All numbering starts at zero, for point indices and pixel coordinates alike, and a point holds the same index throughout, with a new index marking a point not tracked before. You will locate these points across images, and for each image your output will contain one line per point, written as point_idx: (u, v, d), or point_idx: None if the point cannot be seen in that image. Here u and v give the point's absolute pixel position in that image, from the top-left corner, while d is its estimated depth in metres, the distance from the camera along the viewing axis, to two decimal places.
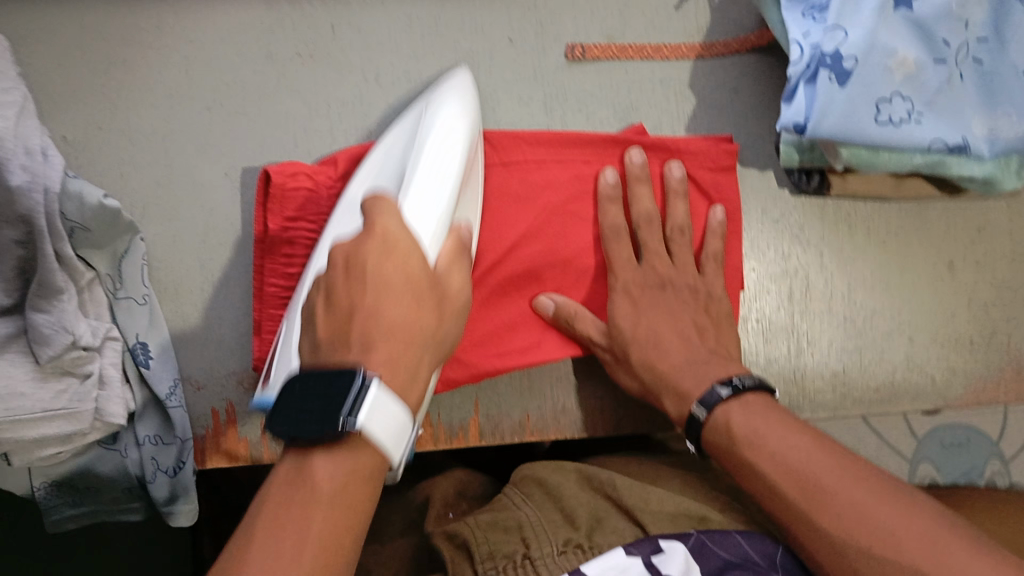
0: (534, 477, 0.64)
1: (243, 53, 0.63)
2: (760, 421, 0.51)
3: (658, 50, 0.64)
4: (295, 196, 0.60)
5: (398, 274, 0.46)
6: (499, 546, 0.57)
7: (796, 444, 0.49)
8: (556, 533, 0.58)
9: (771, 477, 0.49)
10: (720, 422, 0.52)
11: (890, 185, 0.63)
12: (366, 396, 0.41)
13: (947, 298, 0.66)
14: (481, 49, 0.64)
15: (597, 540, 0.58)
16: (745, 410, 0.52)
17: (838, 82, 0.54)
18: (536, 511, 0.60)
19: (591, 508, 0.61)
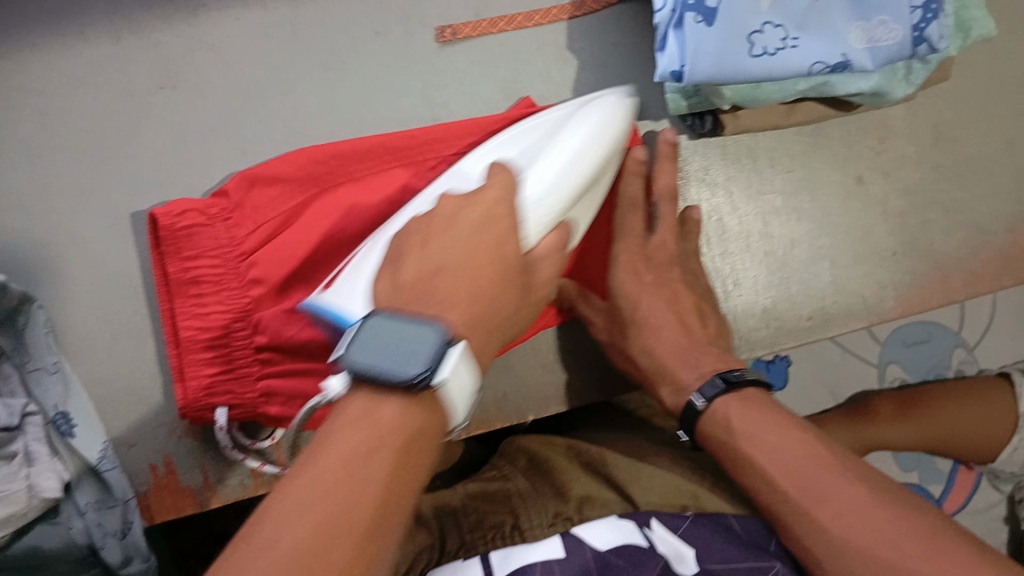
0: (524, 450, 0.67)
1: (103, 96, 0.60)
2: (754, 419, 0.53)
3: (530, 17, 0.63)
4: (188, 234, 0.57)
5: (490, 250, 0.47)
6: (487, 516, 0.58)
7: (794, 447, 0.51)
8: (544, 507, 0.58)
9: (772, 474, 0.51)
10: (719, 415, 0.54)
11: (783, 113, 0.62)
12: (446, 355, 0.40)
13: (861, 214, 0.67)
14: (349, 47, 0.62)
15: (583, 514, 0.58)
16: (743, 406, 0.54)
17: (705, 23, 0.53)
18: (530, 484, 0.62)
19: (582, 487, 0.60)
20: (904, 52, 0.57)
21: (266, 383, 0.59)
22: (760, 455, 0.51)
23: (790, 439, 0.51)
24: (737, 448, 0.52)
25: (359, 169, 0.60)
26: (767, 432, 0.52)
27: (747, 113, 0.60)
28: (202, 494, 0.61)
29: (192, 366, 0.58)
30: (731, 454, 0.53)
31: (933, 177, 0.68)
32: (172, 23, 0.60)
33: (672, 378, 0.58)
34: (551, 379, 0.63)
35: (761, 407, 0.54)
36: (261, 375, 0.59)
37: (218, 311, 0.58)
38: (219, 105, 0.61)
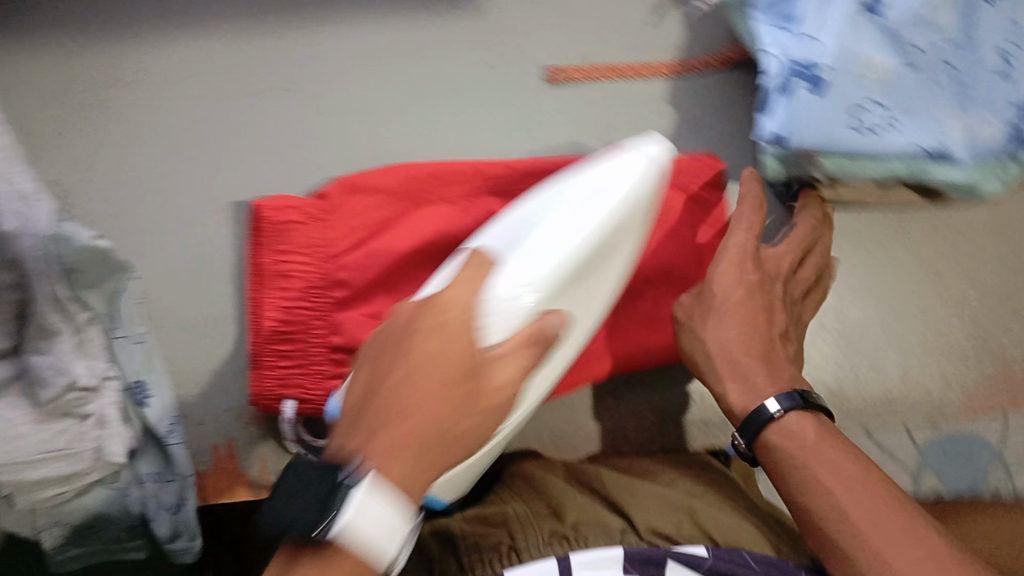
0: (524, 472, 0.62)
1: (225, 91, 0.63)
2: (812, 442, 0.47)
3: (637, 70, 0.64)
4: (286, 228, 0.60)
5: (448, 351, 0.42)
6: (483, 537, 0.54)
7: (834, 453, 0.47)
8: (542, 525, 0.54)
9: (803, 484, 0.46)
10: (794, 427, 0.48)
11: (876, 194, 0.63)
12: (348, 499, 0.37)
13: (938, 307, 0.67)
14: (460, 76, 0.64)
15: (582, 532, 0.54)
16: (804, 422, 0.48)
17: (813, 91, 0.56)
18: (523, 505, 0.57)
19: (578, 502, 0.57)
20: (998, 147, 0.59)
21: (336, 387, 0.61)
22: (806, 468, 0.46)
23: (825, 447, 0.47)
24: (797, 459, 0.47)
25: (456, 194, 0.62)
26: (811, 438, 0.47)
27: (846, 189, 0.62)
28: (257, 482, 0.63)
29: (270, 359, 0.60)
30: (779, 470, 0.48)
31: (1011, 281, 0.68)
32: (299, 33, 0.64)
33: (741, 377, 0.50)
34: (602, 420, 0.67)
35: (817, 426, 0.48)
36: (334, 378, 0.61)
37: (300, 307, 0.60)
38: (329, 113, 0.64)
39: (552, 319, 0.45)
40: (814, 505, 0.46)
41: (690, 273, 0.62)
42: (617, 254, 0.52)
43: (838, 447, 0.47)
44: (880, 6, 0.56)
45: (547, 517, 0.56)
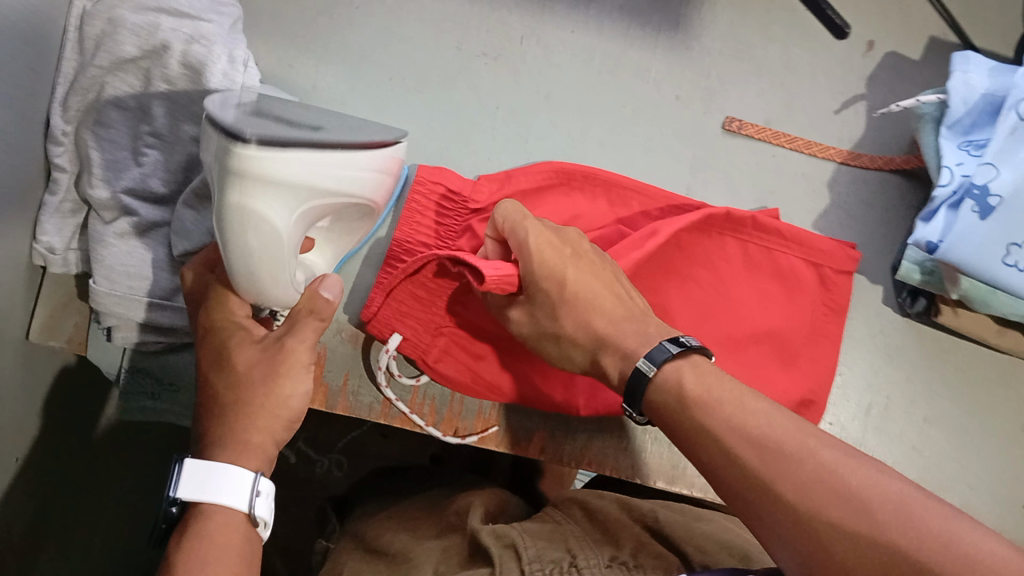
0: (578, 501, 0.66)
1: (436, 36, 0.66)
2: (728, 387, 0.46)
3: (809, 146, 0.68)
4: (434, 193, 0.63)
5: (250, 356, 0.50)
6: (544, 551, 0.57)
7: (826, 458, 0.40)
8: (600, 549, 0.58)
9: (799, 490, 0.40)
10: (671, 381, 0.47)
11: (992, 331, 0.64)
12: (180, 473, 0.45)
13: (1016, 461, 0.68)
14: (649, 98, 0.68)
15: (637, 561, 0.57)
16: (696, 372, 0.47)
17: (978, 215, 0.57)
18: (581, 531, 0.61)
19: (634, 536, 0.61)
20: None
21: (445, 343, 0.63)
22: (772, 470, 0.41)
23: (805, 437, 0.42)
24: (761, 476, 0.41)
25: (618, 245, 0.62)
26: (757, 429, 0.43)
27: (966, 314, 0.63)
28: (334, 397, 0.63)
29: (396, 294, 0.61)
30: (744, 483, 0.42)
31: None
32: (516, 12, 0.67)
33: (619, 343, 0.51)
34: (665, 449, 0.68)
35: (717, 377, 0.47)
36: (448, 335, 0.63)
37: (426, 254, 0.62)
38: (524, 94, 0.67)
39: (324, 289, 0.50)
40: (837, 554, 0.37)
41: (795, 342, 0.65)
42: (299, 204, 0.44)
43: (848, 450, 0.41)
44: None
45: (603, 544, 0.60)
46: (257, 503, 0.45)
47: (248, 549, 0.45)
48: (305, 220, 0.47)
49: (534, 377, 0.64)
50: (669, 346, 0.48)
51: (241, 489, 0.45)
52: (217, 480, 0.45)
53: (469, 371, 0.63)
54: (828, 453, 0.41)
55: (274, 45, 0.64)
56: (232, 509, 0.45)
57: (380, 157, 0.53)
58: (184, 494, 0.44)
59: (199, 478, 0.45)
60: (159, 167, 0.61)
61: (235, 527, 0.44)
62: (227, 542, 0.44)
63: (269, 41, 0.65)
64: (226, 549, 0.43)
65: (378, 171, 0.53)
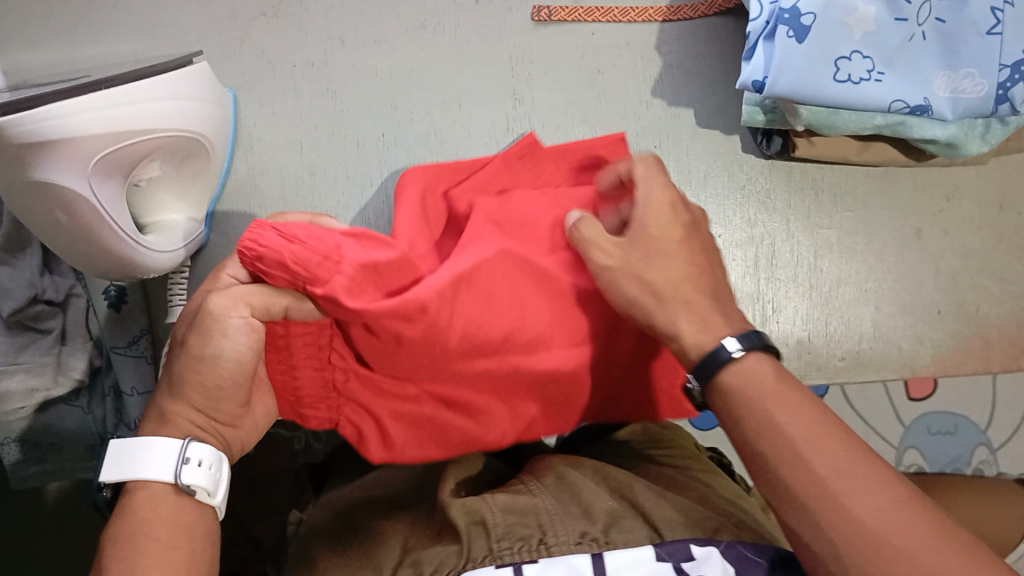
0: (552, 470, 0.54)
1: (207, 12, 0.62)
2: (772, 389, 0.38)
3: (626, 13, 0.64)
4: (298, 346, 0.44)
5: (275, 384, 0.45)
6: (514, 527, 0.47)
7: (852, 462, 0.36)
8: (571, 525, 0.48)
9: (820, 465, 0.36)
10: (745, 380, 0.39)
11: (855, 148, 0.62)
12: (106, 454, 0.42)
13: (915, 265, 0.66)
14: (446, 9, 0.64)
15: (614, 537, 0.47)
16: (747, 379, 0.39)
17: (796, 39, 0.54)
18: (554, 499, 0.50)
19: (609, 505, 0.50)
20: (985, 108, 0.57)
21: (424, 252, 0.49)
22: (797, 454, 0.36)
23: (818, 438, 0.37)
24: (792, 443, 0.37)
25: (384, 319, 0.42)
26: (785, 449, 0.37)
27: (822, 141, 0.61)
28: None
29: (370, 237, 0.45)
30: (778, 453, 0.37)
31: (993, 244, 0.67)
32: None
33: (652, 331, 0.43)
34: None
35: (775, 377, 0.39)
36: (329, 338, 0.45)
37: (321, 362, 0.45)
38: (312, 43, 0.63)
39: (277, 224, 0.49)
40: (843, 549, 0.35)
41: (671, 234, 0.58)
42: (110, 153, 0.46)
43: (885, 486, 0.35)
44: None
45: (575, 517, 0.49)
46: (183, 472, 0.41)
47: (192, 521, 0.41)
48: (125, 173, 0.49)
49: (488, 438, 0.48)
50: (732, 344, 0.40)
51: (167, 457, 0.41)
52: (138, 456, 0.42)
53: (284, 358, 0.45)
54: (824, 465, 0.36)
55: (39, 70, 0.60)
56: (156, 481, 0.41)
57: (185, 80, 0.53)
58: (107, 477, 0.42)
59: (125, 456, 0.42)
60: None
61: (182, 515, 0.41)
62: (155, 520, 0.40)
63: (32, 70, 0.60)
64: (153, 526, 0.40)
65: (196, 104, 0.54)
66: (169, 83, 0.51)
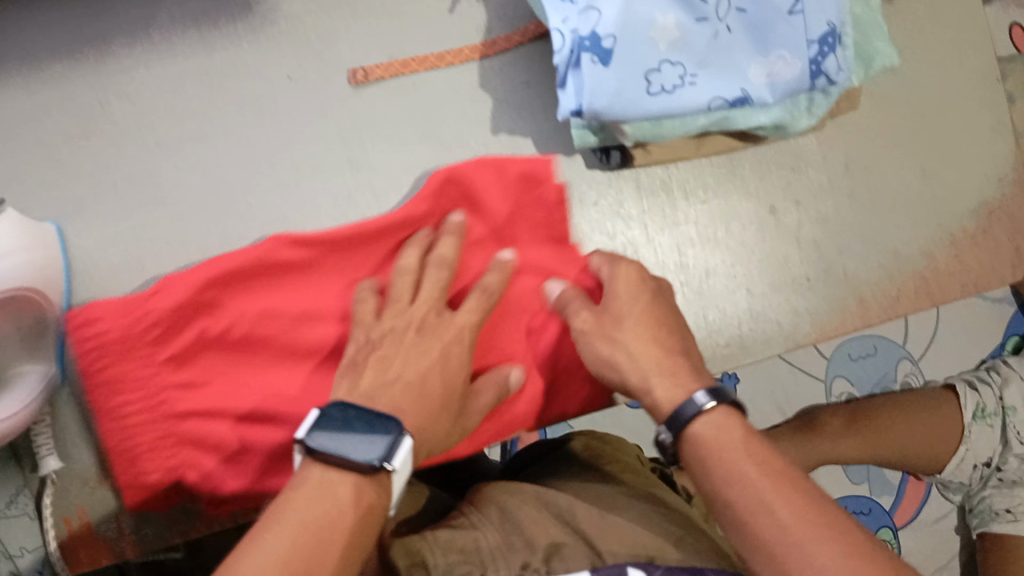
0: (496, 505, 0.59)
1: (12, 145, 0.59)
2: (739, 441, 0.47)
3: (441, 58, 0.63)
4: (123, 404, 0.56)
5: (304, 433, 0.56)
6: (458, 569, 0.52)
7: (786, 513, 0.43)
8: (510, 559, 0.53)
9: (748, 513, 0.44)
10: (697, 439, 0.48)
11: (692, 146, 0.62)
12: None
13: (776, 243, 0.67)
14: (261, 91, 0.62)
15: (555, 564, 0.52)
16: (720, 431, 0.47)
17: (602, 64, 0.54)
18: (497, 537, 0.55)
19: (551, 534, 0.55)
20: (803, 85, 0.58)
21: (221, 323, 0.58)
22: (748, 504, 0.44)
23: (762, 501, 0.44)
24: (740, 507, 0.44)
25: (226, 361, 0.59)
26: (740, 515, 0.44)
27: (657, 147, 0.62)
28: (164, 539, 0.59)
29: (164, 285, 0.57)
30: (742, 515, 0.44)
31: (848, 206, 0.68)
32: (80, 75, 0.60)
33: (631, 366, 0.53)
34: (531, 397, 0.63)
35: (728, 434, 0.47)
36: (160, 396, 0.57)
37: (136, 409, 0.56)
38: (132, 154, 0.60)
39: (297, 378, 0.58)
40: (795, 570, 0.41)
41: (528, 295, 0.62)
42: None
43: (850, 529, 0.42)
44: None
45: (516, 550, 0.54)
46: None
47: None
48: None
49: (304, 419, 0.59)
50: (702, 396, 0.48)
51: None
52: None
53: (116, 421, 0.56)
54: (785, 512, 0.43)
55: None
56: None
57: None
58: None
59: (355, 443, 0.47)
60: None
61: None
62: None
63: None
64: None
65: (11, 261, 0.51)
66: None
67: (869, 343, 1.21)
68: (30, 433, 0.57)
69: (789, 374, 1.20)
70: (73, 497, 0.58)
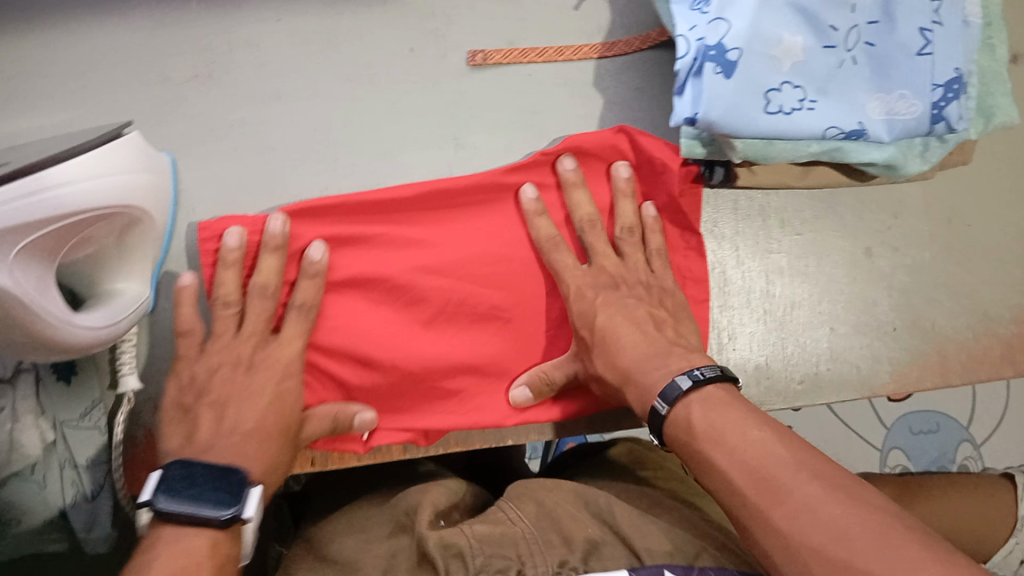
0: (532, 497, 0.59)
1: (136, 75, 0.61)
2: (718, 400, 0.50)
3: (559, 52, 0.64)
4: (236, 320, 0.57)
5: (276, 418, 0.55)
6: (493, 562, 0.51)
7: (757, 446, 0.47)
8: (548, 555, 0.52)
9: (725, 458, 0.47)
10: (681, 419, 0.51)
11: (795, 174, 0.63)
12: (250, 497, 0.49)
13: (866, 285, 0.66)
14: (380, 59, 0.63)
15: (593, 564, 0.52)
16: (705, 407, 0.50)
17: (724, 75, 0.54)
18: (534, 530, 0.55)
19: (588, 534, 0.55)
20: (921, 128, 0.58)
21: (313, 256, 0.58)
22: (720, 451, 0.48)
23: (736, 452, 0.47)
24: (708, 454, 0.48)
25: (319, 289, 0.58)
26: (710, 462, 0.48)
27: (762, 169, 0.62)
28: None
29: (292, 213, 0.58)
30: (707, 458, 0.48)
31: (943, 260, 0.67)
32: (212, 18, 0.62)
33: (641, 378, 0.55)
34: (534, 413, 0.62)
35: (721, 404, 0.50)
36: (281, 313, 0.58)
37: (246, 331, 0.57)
38: (250, 103, 0.62)
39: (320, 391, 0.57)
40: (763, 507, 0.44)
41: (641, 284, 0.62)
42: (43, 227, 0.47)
43: (836, 471, 0.45)
44: None
45: (553, 546, 0.53)
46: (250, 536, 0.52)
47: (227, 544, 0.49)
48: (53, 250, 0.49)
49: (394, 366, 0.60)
50: (684, 379, 0.51)
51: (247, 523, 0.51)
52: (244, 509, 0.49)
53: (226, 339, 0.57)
54: (749, 451, 0.46)
55: None
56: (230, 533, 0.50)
57: (116, 155, 0.52)
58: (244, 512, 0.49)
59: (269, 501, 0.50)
60: None
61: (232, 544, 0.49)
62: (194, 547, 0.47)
63: None
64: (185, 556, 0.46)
65: (128, 177, 0.53)
66: (94, 162, 0.50)
67: (931, 419, 1.18)
68: (114, 347, 0.59)
69: (844, 436, 1.17)
70: (144, 419, 0.61)
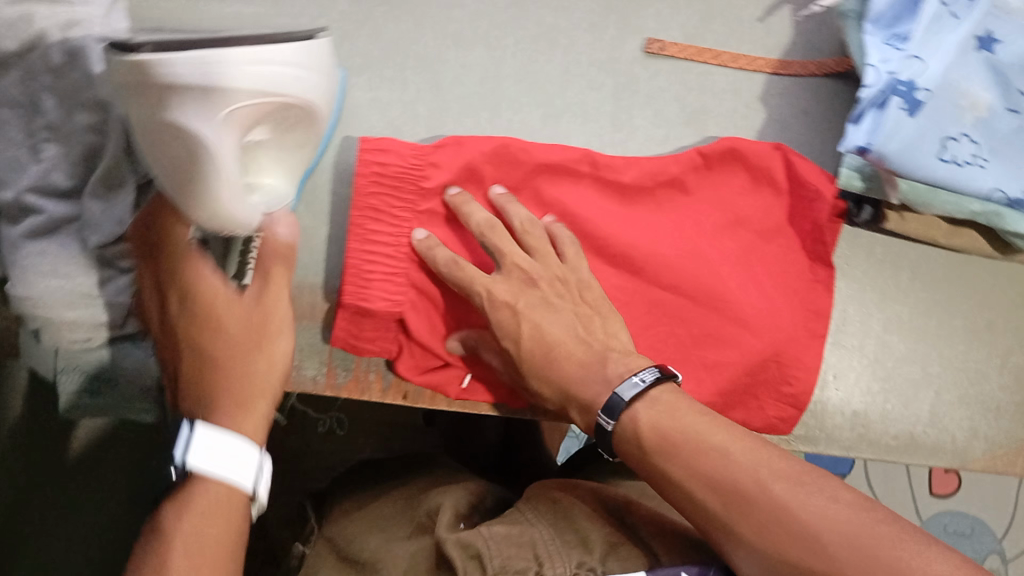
0: (546, 499, 0.59)
1: None
2: (684, 404, 0.51)
3: (735, 59, 0.65)
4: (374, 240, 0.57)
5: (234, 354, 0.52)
6: (511, 561, 0.51)
7: (738, 452, 0.48)
8: (568, 555, 0.52)
9: (696, 468, 0.48)
10: (630, 428, 0.52)
11: (943, 231, 0.63)
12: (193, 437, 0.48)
13: (979, 358, 0.66)
14: (563, 26, 0.64)
15: (610, 564, 0.51)
16: (652, 410, 0.51)
17: (908, 112, 0.55)
18: (551, 530, 0.54)
19: (604, 532, 0.55)
20: None
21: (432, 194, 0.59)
22: (694, 454, 0.49)
23: (712, 456, 0.48)
24: (677, 471, 0.49)
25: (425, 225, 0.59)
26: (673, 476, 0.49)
27: (913, 218, 0.62)
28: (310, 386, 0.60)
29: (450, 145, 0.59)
30: (671, 471, 0.49)
31: None
32: None
33: (581, 397, 0.55)
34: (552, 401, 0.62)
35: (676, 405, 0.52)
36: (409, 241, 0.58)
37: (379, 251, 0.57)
38: (429, 38, 0.63)
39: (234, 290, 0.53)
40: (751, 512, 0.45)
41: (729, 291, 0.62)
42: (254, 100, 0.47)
43: (789, 463, 0.47)
44: (993, 41, 0.56)
45: (572, 546, 0.53)
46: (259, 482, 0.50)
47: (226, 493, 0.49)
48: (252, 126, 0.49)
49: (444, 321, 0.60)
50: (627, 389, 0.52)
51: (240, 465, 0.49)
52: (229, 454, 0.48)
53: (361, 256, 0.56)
54: (733, 453, 0.48)
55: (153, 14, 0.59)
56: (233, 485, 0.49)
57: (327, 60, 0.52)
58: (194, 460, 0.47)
59: (209, 448, 0.48)
60: (61, 160, 0.55)
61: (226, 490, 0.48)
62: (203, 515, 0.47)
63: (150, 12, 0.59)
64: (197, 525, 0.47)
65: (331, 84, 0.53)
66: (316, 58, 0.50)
67: (967, 522, 1.15)
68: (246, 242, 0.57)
69: None
70: None
